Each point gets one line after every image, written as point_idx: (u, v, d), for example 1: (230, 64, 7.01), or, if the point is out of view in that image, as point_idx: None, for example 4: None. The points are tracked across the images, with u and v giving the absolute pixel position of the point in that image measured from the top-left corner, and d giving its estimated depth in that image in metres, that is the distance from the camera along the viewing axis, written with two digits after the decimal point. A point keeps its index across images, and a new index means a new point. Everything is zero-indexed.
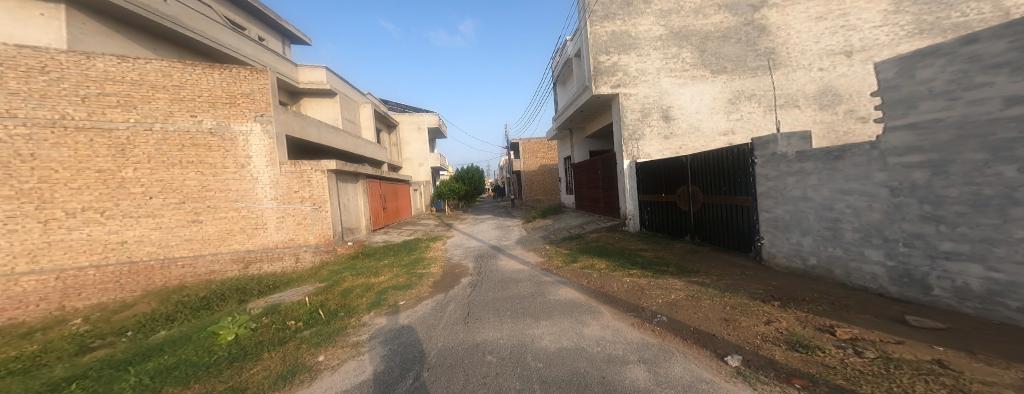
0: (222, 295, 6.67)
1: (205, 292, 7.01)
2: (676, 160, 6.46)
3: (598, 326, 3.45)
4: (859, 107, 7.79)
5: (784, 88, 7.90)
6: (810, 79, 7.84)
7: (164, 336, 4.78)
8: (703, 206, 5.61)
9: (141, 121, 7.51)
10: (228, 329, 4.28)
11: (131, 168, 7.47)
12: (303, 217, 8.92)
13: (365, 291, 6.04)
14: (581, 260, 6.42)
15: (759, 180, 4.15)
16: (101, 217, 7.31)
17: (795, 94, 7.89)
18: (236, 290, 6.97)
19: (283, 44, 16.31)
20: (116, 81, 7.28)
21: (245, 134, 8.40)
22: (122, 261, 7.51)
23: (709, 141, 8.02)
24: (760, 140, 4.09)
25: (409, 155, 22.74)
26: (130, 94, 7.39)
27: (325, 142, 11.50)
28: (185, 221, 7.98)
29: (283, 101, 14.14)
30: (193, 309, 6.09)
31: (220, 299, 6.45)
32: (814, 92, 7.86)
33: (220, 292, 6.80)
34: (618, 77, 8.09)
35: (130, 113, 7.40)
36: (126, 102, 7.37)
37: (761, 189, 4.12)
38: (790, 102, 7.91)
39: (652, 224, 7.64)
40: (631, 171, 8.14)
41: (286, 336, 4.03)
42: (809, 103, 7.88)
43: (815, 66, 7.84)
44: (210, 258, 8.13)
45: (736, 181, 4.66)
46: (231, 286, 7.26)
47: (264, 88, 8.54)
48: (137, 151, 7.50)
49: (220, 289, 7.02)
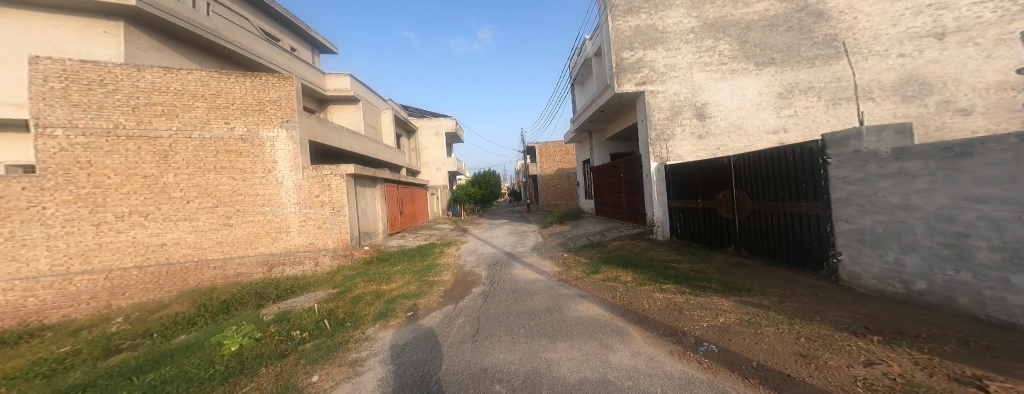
0: (241, 298, 6.64)
1: (228, 294, 7.04)
2: (717, 161, 5.73)
3: (627, 352, 2.85)
4: (957, 97, 6.60)
5: (851, 78, 6.92)
6: (886, 68, 6.82)
7: (177, 341, 4.70)
8: (752, 213, 4.85)
9: (182, 128, 7.84)
10: (231, 338, 4.06)
11: (172, 173, 7.78)
12: (324, 221, 8.95)
13: (375, 299, 5.75)
14: (604, 271, 5.75)
15: (835, 183, 3.41)
16: (144, 220, 7.62)
17: (867, 85, 6.88)
18: (255, 293, 6.93)
19: (311, 54, 17.00)
20: (162, 90, 7.66)
21: (272, 140, 8.59)
22: (161, 262, 7.74)
23: (755, 140, 7.16)
24: (836, 135, 3.37)
25: (428, 160, 22.99)
26: (173, 103, 7.76)
27: (345, 146, 11.68)
28: (217, 225, 8.15)
29: (311, 108, 14.68)
30: (213, 313, 6.05)
31: (239, 303, 6.43)
32: (894, 82, 6.81)
33: (240, 296, 6.79)
34: (643, 73, 7.48)
35: (173, 121, 7.75)
36: (169, 110, 7.72)
37: (838, 195, 3.39)
38: (863, 94, 6.90)
39: (684, 232, 6.86)
40: (661, 175, 7.42)
41: (287, 349, 3.75)
42: (886, 95, 6.84)
43: (893, 52, 6.81)
44: (237, 260, 8.27)
45: (801, 185, 3.93)
46: (252, 289, 7.26)
47: (289, 95, 8.76)
48: (178, 158, 7.82)
49: (241, 292, 7.02)
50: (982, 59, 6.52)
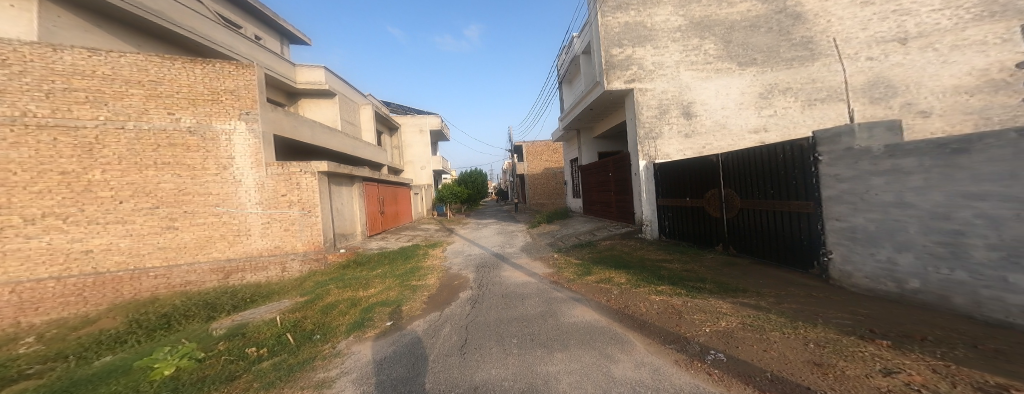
0: (187, 311, 5.92)
1: (171, 306, 6.26)
2: (705, 159, 5.75)
3: (630, 363, 2.67)
4: (918, 99, 7.03)
5: (825, 80, 7.21)
6: (856, 70, 7.15)
7: (99, 365, 4.04)
8: (741, 211, 4.89)
9: (111, 119, 6.89)
10: (166, 362, 3.52)
11: (100, 170, 6.79)
12: (292, 223, 8.29)
13: (349, 308, 5.30)
14: (596, 272, 5.91)
15: (827, 181, 3.42)
16: (63, 224, 6.57)
17: (840, 87, 7.19)
18: (205, 305, 6.22)
19: (281, 45, 15.89)
20: (85, 75, 6.67)
21: (228, 133, 7.80)
22: (86, 272, 6.75)
23: (738, 139, 7.29)
24: (827, 133, 3.37)
25: (411, 158, 22.18)
26: (100, 89, 6.78)
27: (318, 142, 10.89)
28: (159, 228, 7.32)
29: (280, 101, 13.70)
30: (149, 330, 5.29)
31: (184, 316, 5.71)
32: (863, 84, 7.16)
33: (185, 308, 6.05)
34: (632, 71, 7.43)
35: (100, 110, 6.77)
36: (96, 99, 6.74)
37: (830, 193, 3.39)
38: (834, 96, 7.21)
39: (673, 231, 6.94)
40: (649, 173, 7.46)
41: (236, 371, 3.28)
42: (857, 97, 7.18)
43: (862, 55, 7.13)
44: (185, 268, 7.45)
45: (791, 183, 3.95)
46: (201, 299, 6.50)
47: (250, 84, 7.98)
48: (106, 152, 6.84)
49: (187, 304, 6.26)
50: (939, 64, 6.96)
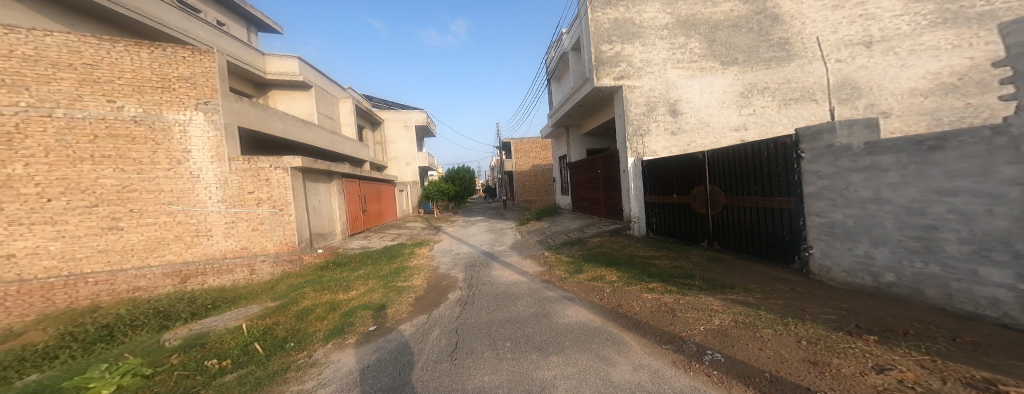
0: (133, 321, 5.44)
1: (113, 316, 5.72)
2: (691, 157, 5.86)
3: (628, 366, 2.66)
4: (880, 101, 7.46)
5: (799, 80, 7.51)
6: (828, 71, 7.47)
7: (26, 383, 3.57)
8: (726, 208, 5.02)
9: (34, 105, 6.18)
10: (104, 381, 3.17)
11: (21, 164, 6.09)
12: (260, 222, 7.87)
13: (327, 312, 5.04)
14: (588, 270, 6.02)
15: (808, 178, 3.53)
16: None
17: (812, 87, 7.52)
18: (155, 314, 5.70)
19: (248, 31, 14.85)
20: (2, 55, 6.02)
21: (183, 123, 7.32)
22: (7, 279, 6.06)
23: (720, 137, 7.50)
24: (810, 130, 3.45)
25: (395, 154, 21.49)
26: (19, 71, 6.10)
27: (290, 136, 10.28)
28: (99, 228, 6.69)
29: (249, 93, 12.86)
30: (84, 344, 4.76)
31: (129, 327, 5.25)
32: (831, 86, 7.49)
33: (132, 317, 5.56)
34: (621, 68, 7.49)
35: (20, 96, 6.08)
36: (14, 84, 6.06)
37: (811, 189, 3.50)
38: (807, 96, 7.54)
39: (660, 227, 7.12)
40: (637, 170, 7.58)
41: (194, 386, 3.03)
42: (828, 97, 7.51)
43: (832, 57, 7.47)
44: (134, 273, 6.87)
45: (774, 180, 4.06)
46: (150, 307, 6.00)
47: (208, 71, 7.53)
48: (28, 142, 6.13)
49: (133, 313, 5.73)
50: (898, 67, 7.41)
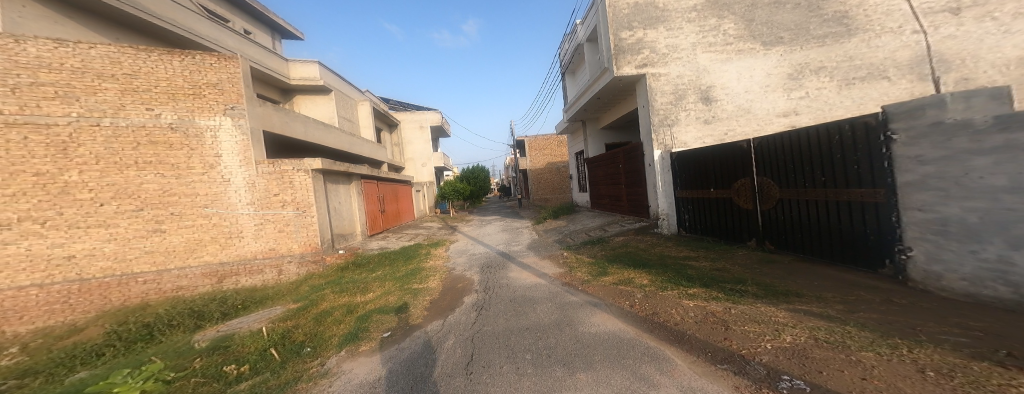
0: (170, 321, 5.12)
1: (154, 315, 5.40)
2: (732, 146, 5.20)
3: (673, 388, 2.13)
4: (976, 74, 6.37)
5: (864, 57, 6.59)
6: (900, 45, 6.54)
7: (67, 382, 3.31)
8: (780, 202, 4.33)
9: (85, 115, 6.31)
10: (126, 386, 2.93)
11: (76, 170, 6.21)
12: (286, 224, 7.85)
13: (343, 316, 4.80)
14: (613, 272, 5.45)
15: (903, 164, 2.78)
16: (40, 228, 6.01)
17: (881, 63, 6.57)
18: (190, 314, 5.36)
19: (272, 38, 15.47)
20: (53, 68, 6.13)
21: (213, 129, 7.31)
22: (71, 279, 6.21)
23: (766, 123, 6.73)
24: (903, 107, 2.73)
25: (412, 154, 21.74)
26: (70, 83, 6.22)
27: (311, 138, 10.40)
28: (145, 231, 6.79)
29: (276, 99, 13.20)
30: (125, 344, 4.49)
31: (166, 327, 4.94)
32: (909, 60, 6.55)
33: (168, 316, 5.24)
34: (644, 55, 6.94)
35: (71, 106, 6.20)
36: (67, 94, 6.18)
37: (907, 179, 2.76)
38: (875, 74, 6.58)
39: (693, 225, 6.45)
40: (667, 164, 6.95)
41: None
42: (903, 74, 6.57)
43: (906, 28, 6.54)
44: (177, 272, 6.97)
45: (851, 168, 3.33)
46: (186, 307, 5.67)
47: (233, 77, 7.50)
48: (82, 150, 6.25)
49: (170, 312, 5.44)
50: (999, 35, 6.31)
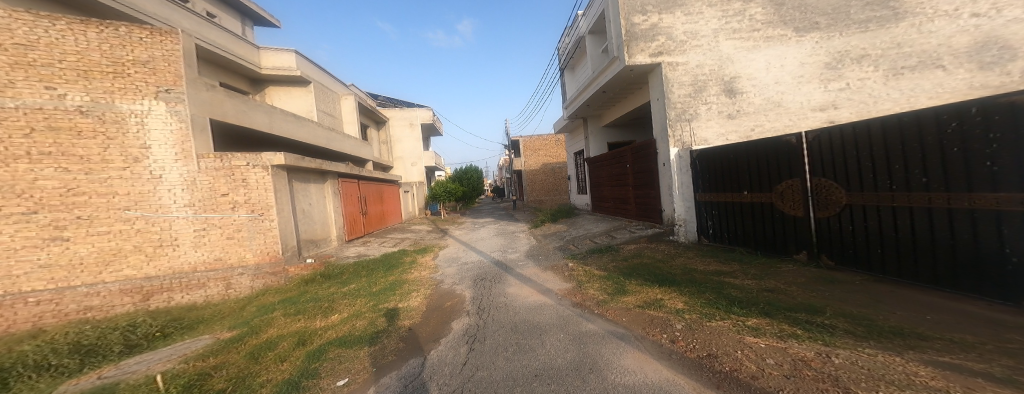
0: (41, 361, 3.94)
1: (20, 353, 4.18)
2: (776, 140, 4.46)
3: None
4: None
5: (914, 43, 6.16)
6: (957, 30, 6.08)
7: None
8: (851, 209, 3.55)
9: None
10: None
11: None
12: (237, 230, 6.68)
13: (289, 351, 3.74)
14: (635, 290, 4.61)
15: None
16: None
17: (936, 50, 6.10)
18: (72, 351, 4.20)
19: (242, 24, 14.02)
20: None
21: (140, 115, 6.02)
22: None
23: (800, 118, 6.32)
24: None
25: (401, 154, 20.48)
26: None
27: (278, 131, 9.18)
28: (39, 240, 5.45)
29: (244, 89, 11.83)
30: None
31: (33, 371, 3.75)
32: (968, 47, 6.03)
33: (42, 355, 4.07)
34: (659, 42, 6.42)
35: None
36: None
37: None
38: (929, 62, 6.10)
39: (718, 232, 5.86)
40: (687, 163, 6.41)
41: None
42: (962, 62, 6.04)
43: (963, 11, 6.09)
44: (84, 290, 5.65)
45: (981, 167, 2.50)
46: (73, 341, 4.47)
47: (170, 55, 6.24)
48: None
49: (45, 349, 4.23)
50: None
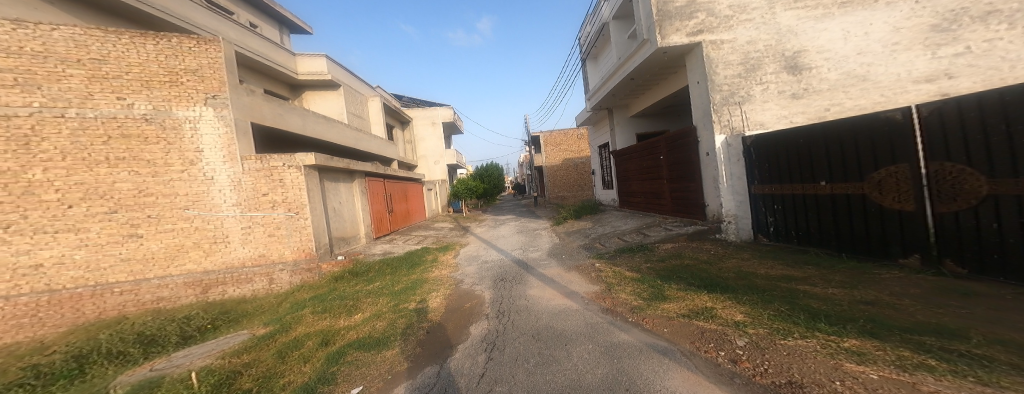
0: (107, 351, 4.14)
1: (96, 341, 4.48)
2: (869, 117, 3.63)
3: None
4: None
5: None
6: None
7: None
8: (995, 201, 2.73)
9: (47, 105, 5.56)
10: None
11: (41, 168, 5.49)
12: (277, 227, 6.95)
13: (314, 351, 3.60)
14: (676, 296, 3.97)
15: None
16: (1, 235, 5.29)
17: None
18: (136, 341, 4.41)
19: (280, 33, 15.08)
20: (11, 53, 5.41)
21: (192, 120, 6.47)
22: (39, 290, 5.51)
23: (898, 93, 5.19)
24: None
25: (425, 152, 20.88)
26: (30, 69, 5.49)
27: (310, 133, 9.60)
28: (119, 237, 6.00)
29: (284, 95, 12.68)
30: (40, 386, 3.44)
31: (102, 360, 3.94)
32: None
33: (110, 343, 4.30)
34: (698, 19, 5.64)
35: (32, 95, 5.46)
36: (25, 82, 5.45)
37: None
38: None
39: (780, 230, 4.99)
40: (739, 152, 5.56)
41: None
42: None
43: None
44: (156, 282, 6.15)
45: None
46: (138, 331, 4.72)
47: (215, 63, 6.66)
48: (46, 145, 5.53)
49: (115, 337, 4.49)
50: None
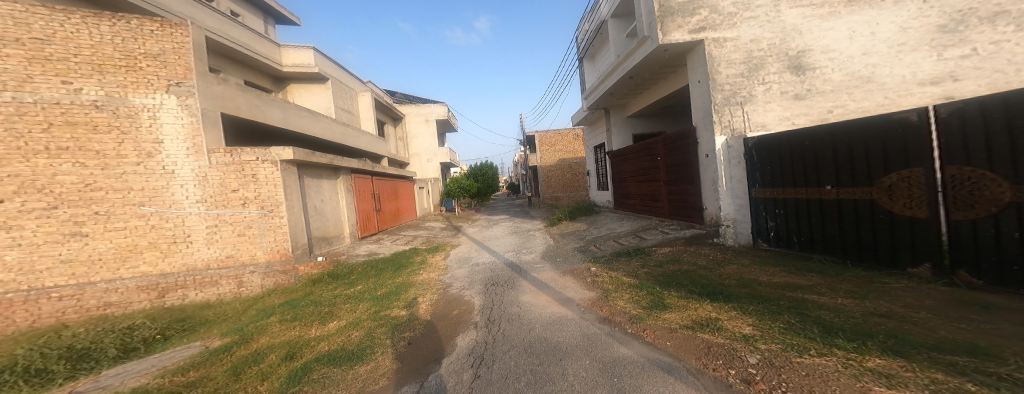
0: (27, 367, 3.62)
1: (16, 356, 3.94)
2: (881, 119, 3.52)
3: None
4: None
5: None
6: None
7: None
8: (1017, 209, 2.59)
9: None
10: None
11: None
12: (248, 226, 6.47)
13: (273, 367, 3.20)
14: (679, 304, 3.74)
15: None
16: None
17: None
18: (64, 356, 3.89)
19: (265, 23, 14.46)
20: None
21: (152, 109, 5.93)
22: None
23: (904, 95, 5.14)
24: None
25: (418, 150, 20.36)
26: None
27: (291, 126, 9.09)
28: (60, 235, 5.38)
29: (268, 88, 12.07)
30: None
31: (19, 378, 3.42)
32: None
33: (32, 359, 3.78)
34: (701, 16, 5.51)
35: None
36: None
37: None
38: None
39: (781, 236, 4.87)
40: (739, 154, 5.43)
41: None
42: None
43: None
44: (104, 286, 5.56)
45: None
46: (69, 344, 4.19)
47: (180, 48, 6.15)
48: None
49: (40, 352, 3.95)
50: None
